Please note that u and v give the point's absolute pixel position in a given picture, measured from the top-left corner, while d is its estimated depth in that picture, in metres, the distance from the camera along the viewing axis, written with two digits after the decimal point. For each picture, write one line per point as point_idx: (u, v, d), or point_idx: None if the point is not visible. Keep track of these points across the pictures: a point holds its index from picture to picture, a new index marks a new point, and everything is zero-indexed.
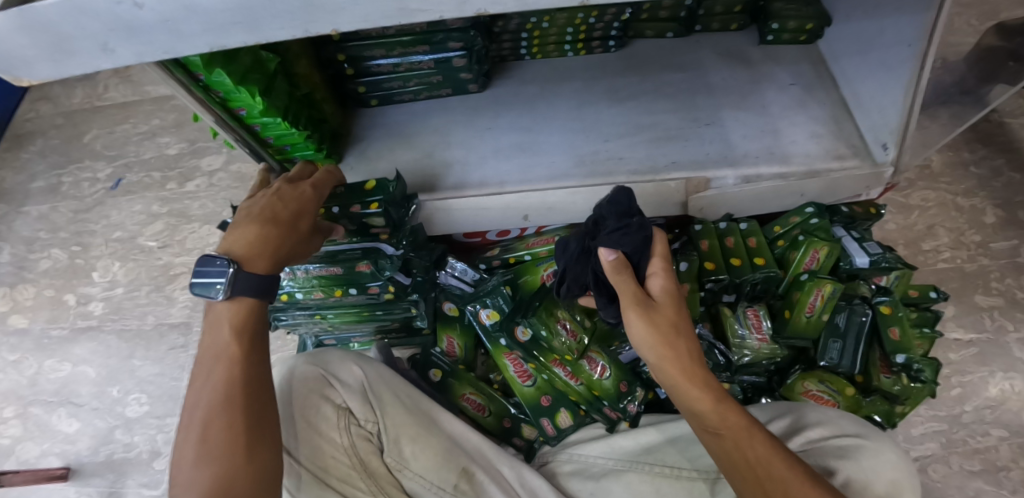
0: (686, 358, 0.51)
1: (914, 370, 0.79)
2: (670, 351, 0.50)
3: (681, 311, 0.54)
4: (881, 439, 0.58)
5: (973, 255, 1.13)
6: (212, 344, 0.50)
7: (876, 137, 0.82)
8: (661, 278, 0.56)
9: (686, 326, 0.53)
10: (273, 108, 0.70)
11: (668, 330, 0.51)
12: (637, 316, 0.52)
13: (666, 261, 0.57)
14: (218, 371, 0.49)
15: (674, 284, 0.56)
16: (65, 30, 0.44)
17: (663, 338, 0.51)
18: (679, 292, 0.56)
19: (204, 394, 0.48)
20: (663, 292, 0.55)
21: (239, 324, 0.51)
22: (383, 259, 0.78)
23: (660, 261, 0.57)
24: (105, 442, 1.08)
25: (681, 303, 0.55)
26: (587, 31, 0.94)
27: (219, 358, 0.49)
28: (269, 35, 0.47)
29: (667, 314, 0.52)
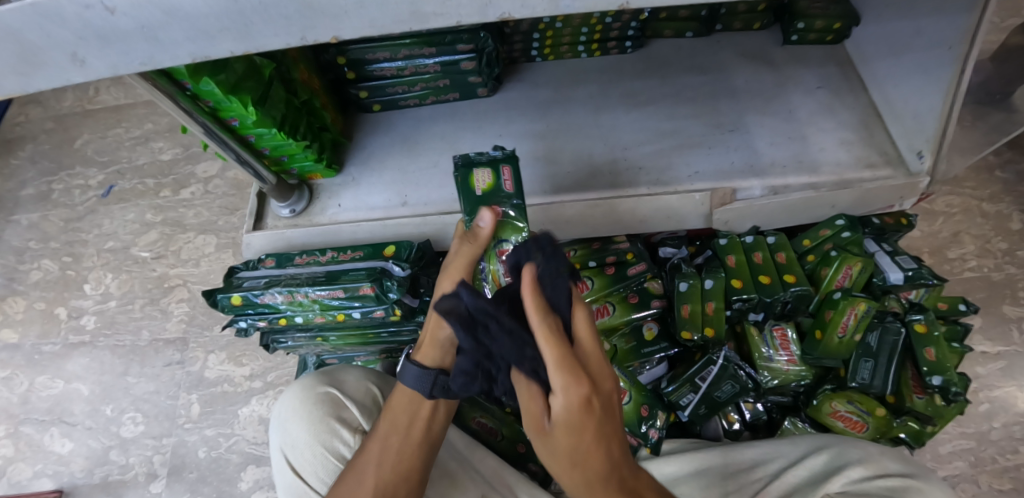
0: (587, 481, 0.43)
1: (951, 392, 0.74)
2: (565, 478, 0.43)
3: (589, 433, 0.41)
4: (930, 479, 0.55)
5: (1000, 263, 1.09)
6: (379, 429, 0.57)
7: (910, 145, 0.77)
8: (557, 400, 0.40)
9: (591, 449, 0.41)
10: (267, 118, 0.65)
11: (558, 457, 0.42)
12: (533, 438, 0.44)
13: (570, 374, 0.39)
14: (369, 444, 0.57)
15: (574, 407, 0.40)
16: (30, 38, 0.39)
17: (558, 467, 0.43)
18: (583, 411, 0.40)
19: (360, 474, 0.54)
20: (560, 419, 0.41)
21: (410, 419, 0.58)
22: (388, 280, 0.72)
23: (560, 378, 0.39)
24: (99, 463, 1.04)
25: (586, 422, 0.40)
26: (602, 31, 0.89)
27: (373, 433, 0.57)
28: (262, 42, 0.42)
29: (562, 445, 0.41)
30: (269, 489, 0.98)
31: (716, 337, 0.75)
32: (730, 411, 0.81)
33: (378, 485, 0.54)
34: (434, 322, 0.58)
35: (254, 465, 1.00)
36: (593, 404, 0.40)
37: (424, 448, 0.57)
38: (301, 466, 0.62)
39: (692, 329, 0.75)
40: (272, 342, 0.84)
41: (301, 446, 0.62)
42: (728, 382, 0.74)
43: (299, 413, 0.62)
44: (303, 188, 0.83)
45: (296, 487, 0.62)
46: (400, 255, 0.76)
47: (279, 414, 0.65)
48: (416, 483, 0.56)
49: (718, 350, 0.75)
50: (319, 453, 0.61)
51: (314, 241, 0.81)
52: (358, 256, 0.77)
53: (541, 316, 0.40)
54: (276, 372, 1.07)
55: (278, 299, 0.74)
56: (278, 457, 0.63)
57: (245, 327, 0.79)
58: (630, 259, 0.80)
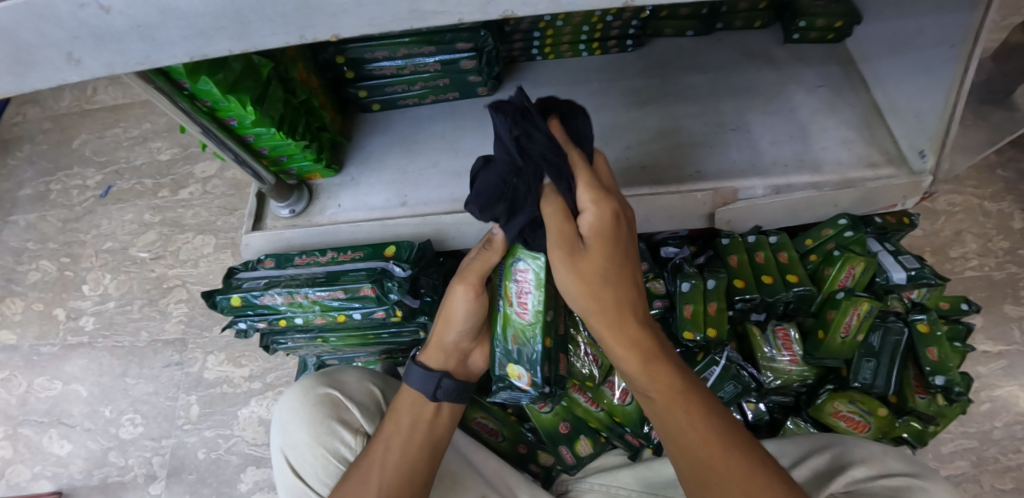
0: (613, 311, 0.49)
1: (953, 392, 0.75)
2: (589, 305, 0.48)
3: (617, 251, 0.48)
4: (934, 478, 0.54)
5: (1002, 262, 1.08)
6: (384, 430, 0.57)
7: (912, 144, 0.77)
8: (591, 211, 0.47)
9: (617, 273, 0.48)
10: (266, 117, 0.65)
11: (588, 279, 0.48)
12: (560, 258, 0.48)
13: (604, 191, 0.48)
14: (373, 446, 0.56)
15: (607, 216, 0.47)
16: (24, 38, 0.38)
17: (586, 289, 0.48)
18: (613, 223, 0.48)
19: (364, 476, 0.54)
20: (593, 225, 0.47)
21: (414, 419, 0.57)
22: (388, 281, 0.72)
23: (596, 197, 0.47)
24: (98, 465, 1.04)
25: (615, 241, 0.48)
26: (603, 30, 0.88)
27: (378, 435, 0.57)
28: (260, 41, 0.42)
29: (596, 260, 0.47)
30: (269, 490, 0.98)
31: (718, 338, 0.74)
32: (732, 412, 0.80)
33: (384, 486, 0.53)
34: (443, 326, 0.58)
35: (254, 466, 1.00)
36: (618, 222, 0.48)
37: (429, 450, 0.57)
38: (301, 467, 0.61)
39: (694, 329, 0.73)
40: (273, 343, 0.84)
41: (302, 448, 0.61)
42: (731, 383, 0.74)
43: (300, 414, 0.62)
44: (302, 189, 0.83)
45: (296, 489, 0.61)
46: (400, 255, 0.75)
47: (279, 416, 0.64)
48: (421, 485, 0.55)
49: (720, 350, 0.74)
50: (321, 455, 0.61)
51: (313, 241, 0.81)
52: (358, 257, 0.77)
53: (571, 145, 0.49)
54: (276, 373, 1.07)
55: (278, 300, 0.73)
56: (278, 458, 0.62)
57: (245, 328, 0.78)
58: None
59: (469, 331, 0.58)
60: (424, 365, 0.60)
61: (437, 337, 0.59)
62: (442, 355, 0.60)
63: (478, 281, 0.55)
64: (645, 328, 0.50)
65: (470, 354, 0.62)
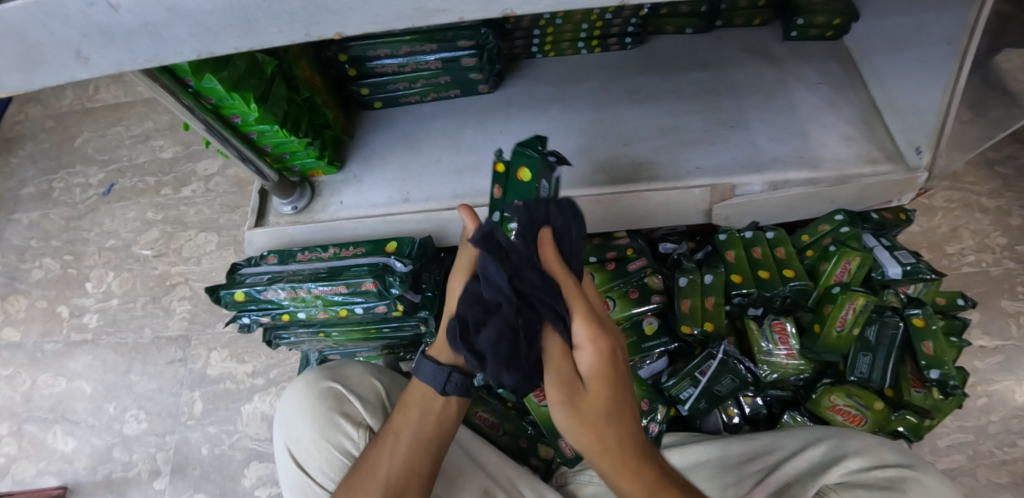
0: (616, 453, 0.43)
1: (949, 386, 0.76)
2: (589, 444, 0.43)
3: (619, 393, 0.44)
4: (928, 469, 0.55)
5: (999, 258, 1.09)
6: (393, 423, 0.58)
7: (910, 140, 0.78)
8: (587, 350, 0.44)
9: (618, 406, 0.44)
10: (269, 115, 0.65)
11: (589, 419, 0.43)
12: (559, 403, 0.44)
13: (595, 326, 0.45)
14: (381, 438, 0.57)
15: (604, 355, 0.44)
16: (34, 36, 0.39)
17: (584, 426, 0.43)
18: (613, 360, 0.45)
19: (373, 467, 0.55)
20: (592, 369, 0.44)
21: (423, 411, 0.57)
22: (390, 276, 0.73)
23: (592, 327, 0.45)
24: (103, 461, 1.05)
25: (613, 374, 0.44)
26: (603, 27, 0.89)
27: (387, 428, 0.58)
28: (265, 39, 0.43)
29: (594, 400, 0.43)
30: (273, 485, 0.99)
31: (716, 333, 0.76)
32: (730, 405, 0.81)
33: (393, 480, 0.54)
34: (447, 322, 0.58)
35: (257, 461, 1.01)
36: (617, 354, 0.45)
37: (437, 442, 0.57)
38: (305, 461, 0.62)
39: (692, 324, 0.75)
40: (275, 338, 0.85)
41: (306, 442, 0.62)
42: (729, 376, 0.75)
43: (304, 408, 0.63)
44: (305, 186, 0.83)
45: (300, 481, 0.62)
46: (402, 251, 0.76)
47: (283, 410, 0.65)
48: (428, 477, 0.56)
49: (717, 345, 0.76)
50: (324, 449, 0.62)
51: (316, 237, 0.82)
52: (359, 253, 0.77)
53: (558, 265, 0.47)
54: (278, 369, 1.08)
55: (280, 295, 0.74)
56: (282, 451, 0.63)
57: (248, 323, 0.79)
58: (630, 255, 0.80)
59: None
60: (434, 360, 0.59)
61: (446, 333, 0.58)
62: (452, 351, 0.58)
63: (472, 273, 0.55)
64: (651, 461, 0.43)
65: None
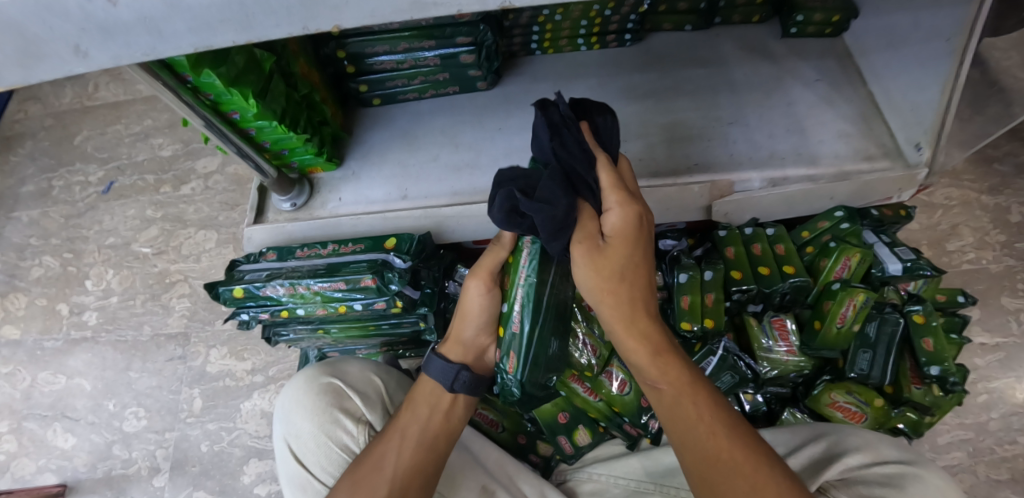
0: (625, 306, 0.53)
1: (949, 382, 0.76)
2: (606, 296, 0.53)
3: (634, 250, 0.53)
4: (928, 465, 0.55)
5: (998, 256, 1.09)
6: (399, 420, 0.58)
7: (909, 136, 0.78)
8: (614, 212, 0.53)
9: (631, 264, 0.53)
10: (268, 111, 0.65)
11: (605, 273, 0.53)
12: (580, 253, 0.54)
13: (622, 195, 0.54)
14: (386, 437, 0.57)
15: (628, 216, 0.53)
16: (32, 30, 0.39)
17: (601, 278, 0.53)
18: (636, 230, 0.54)
19: (377, 464, 0.54)
20: (614, 228, 0.53)
21: (431, 409, 0.59)
22: (389, 272, 0.73)
23: (616, 196, 0.54)
24: (103, 458, 1.05)
25: (633, 242, 0.53)
26: (601, 24, 0.89)
27: (392, 426, 0.58)
28: (263, 34, 0.43)
29: (612, 258, 0.53)
30: (272, 482, 0.99)
31: (716, 329, 0.75)
32: (730, 403, 0.82)
33: (398, 474, 0.54)
34: (460, 322, 0.63)
35: (257, 458, 1.01)
36: (642, 220, 0.54)
37: (444, 440, 0.58)
38: (305, 456, 0.62)
39: (691, 320, 0.75)
40: (274, 335, 0.85)
41: (304, 436, 0.62)
42: (728, 373, 0.75)
43: (304, 403, 0.63)
44: (304, 183, 0.83)
45: (299, 476, 0.62)
46: (401, 247, 0.76)
47: (282, 406, 0.65)
48: (434, 473, 0.56)
49: (717, 341, 0.75)
50: (323, 443, 0.62)
51: (314, 234, 0.82)
52: (358, 249, 0.77)
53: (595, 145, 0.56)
54: (277, 366, 1.08)
55: (279, 291, 0.74)
56: (281, 445, 0.63)
57: (247, 320, 0.79)
58: None
59: (486, 325, 0.63)
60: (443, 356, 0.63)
61: (458, 331, 0.63)
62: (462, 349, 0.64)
63: (490, 278, 0.62)
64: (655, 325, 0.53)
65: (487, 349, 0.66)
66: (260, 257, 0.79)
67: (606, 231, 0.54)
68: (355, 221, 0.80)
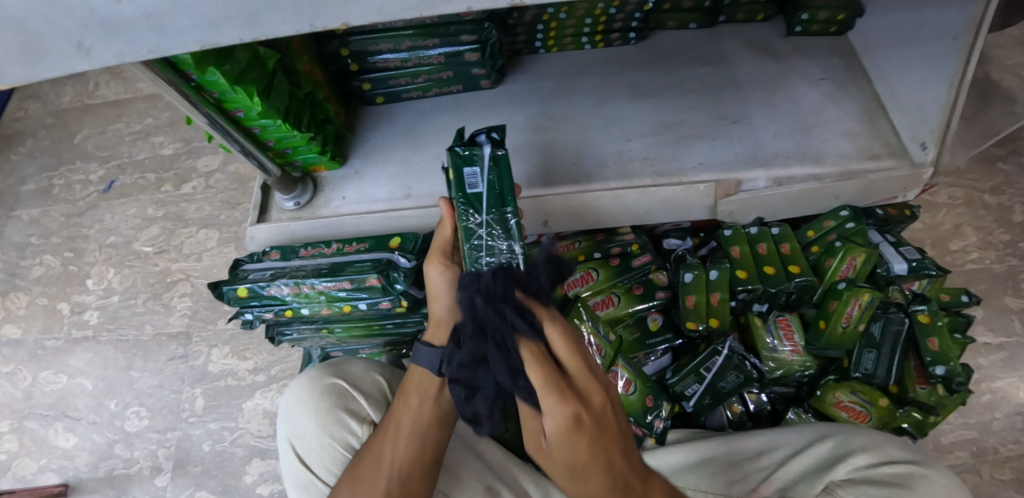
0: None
1: (954, 382, 0.76)
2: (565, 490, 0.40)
3: (592, 454, 0.38)
4: (935, 466, 0.55)
5: (1002, 255, 1.09)
6: (394, 411, 0.58)
7: (914, 135, 0.77)
8: (550, 421, 0.37)
9: (594, 468, 0.38)
10: (272, 109, 0.65)
11: (562, 476, 0.39)
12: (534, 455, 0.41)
13: (554, 397, 0.37)
14: (383, 429, 0.57)
15: (568, 431, 0.37)
16: (35, 28, 0.39)
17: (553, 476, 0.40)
18: (580, 431, 0.37)
19: (376, 459, 0.55)
20: (554, 441, 0.38)
21: (423, 398, 0.57)
22: (394, 272, 0.73)
23: (546, 399, 0.37)
24: (104, 457, 1.04)
25: (583, 441, 0.37)
26: (606, 22, 0.88)
27: (389, 417, 0.58)
28: (269, 31, 0.42)
29: (560, 461, 0.38)
30: (274, 481, 0.99)
31: (721, 328, 0.76)
32: (734, 403, 0.80)
33: (395, 467, 0.54)
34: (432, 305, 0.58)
35: (259, 458, 1.01)
36: (585, 419, 0.37)
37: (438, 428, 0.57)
38: (309, 457, 0.62)
39: (697, 320, 0.75)
40: (278, 334, 0.85)
41: (308, 436, 0.62)
42: (733, 373, 0.74)
43: (307, 402, 0.63)
44: (307, 181, 0.83)
45: (303, 476, 0.62)
46: (406, 246, 0.76)
47: (286, 406, 0.65)
48: (431, 465, 0.56)
49: (723, 341, 0.75)
50: (327, 443, 0.62)
51: (318, 233, 0.81)
52: (363, 249, 0.77)
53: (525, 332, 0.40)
54: (279, 366, 1.07)
55: (284, 290, 0.74)
56: (285, 445, 0.63)
57: (250, 319, 0.79)
58: (634, 251, 0.80)
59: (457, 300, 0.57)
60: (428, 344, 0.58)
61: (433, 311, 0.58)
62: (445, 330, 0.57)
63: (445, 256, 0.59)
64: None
65: None
66: (265, 256, 0.78)
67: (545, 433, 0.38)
68: (359, 220, 0.80)
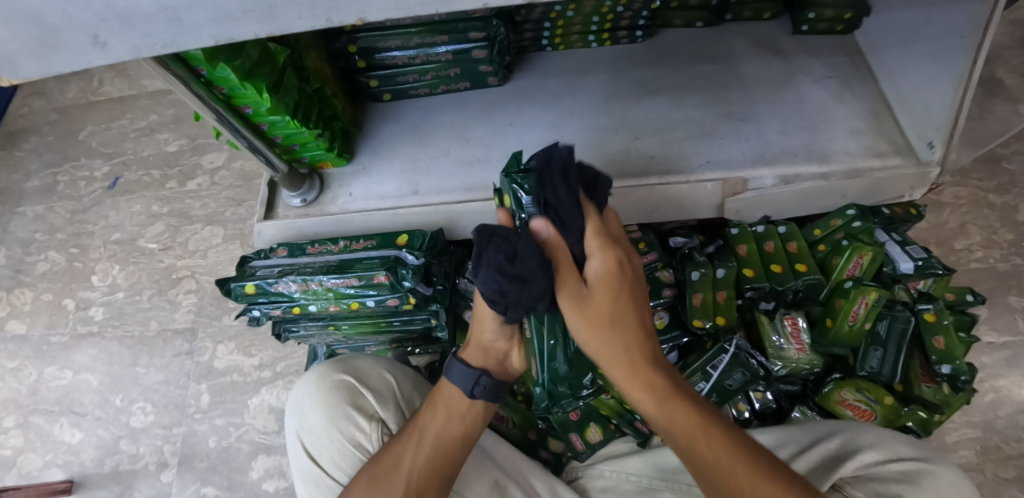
0: (622, 352, 0.49)
1: (959, 380, 0.77)
2: (597, 346, 0.50)
3: (618, 295, 0.50)
4: (942, 462, 0.55)
5: (1006, 255, 1.09)
6: (419, 418, 0.58)
7: (920, 134, 0.77)
8: (596, 258, 0.50)
9: (620, 310, 0.50)
10: (281, 105, 0.65)
11: (595, 321, 0.49)
12: (568, 306, 0.50)
13: (601, 240, 0.50)
14: (406, 434, 0.57)
15: (609, 262, 0.50)
16: (51, 22, 0.39)
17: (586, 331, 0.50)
18: (618, 269, 0.50)
19: (395, 463, 0.55)
20: (596, 276, 0.50)
21: (449, 414, 0.57)
22: (402, 268, 0.73)
23: (596, 241, 0.50)
24: (110, 453, 1.05)
25: (616, 283, 0.50)
26: (613, 20, 0.88)
27: (413, 424, 0.58)
28: (285, 24, 0.42)
29: (600, 305, 0.49)
30: (280, 477, 0.99)
31: (727, 326, 0.76)
32: (739, 401, 0.82)
33: (413, 472, 0.54)
34: (477, 328, 0.59)
35: (264, 454, 1.01)
36: (624, 266, 0.51)
37: (460, 445, 0.57)
38: (318, 453, 0.62)
39: (703, 317, 0.75)
40: (284, 331, 0.85)
41: (317, 432, 0.62)
42: (739, 370, 0.75)
43: (317, 399, 0.63)
44: (314, 178, 0.83)
45: (312, 473, 0.62)
46: (413, 243, 0.76)
47: (295, 403, 0.65)
48: (450, 476, 0.56)
49: (729, 338, 0.75)
50: (336, 440, 0.62)
51: (326, 230, 0.82)
52: (370, 245, 0.77)
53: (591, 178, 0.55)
54: (285, 362, 1.08)
55: (291, 287, 0.74)
56: (294, 442, 0.63)
57: (258, 315, 0.79)
58: (642, 248, 0.78)
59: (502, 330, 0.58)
60: (464, 362, 0.60)
61: (475, 336, 0.59)
62: (481, 355, 0.60)
63: None
64: (655, 364, 0.50)
65: (507, 354, 0.62)
66: (271, 253, 0.79)
67: (587, 279, 0.50)
68: (366, 218, 0.80)
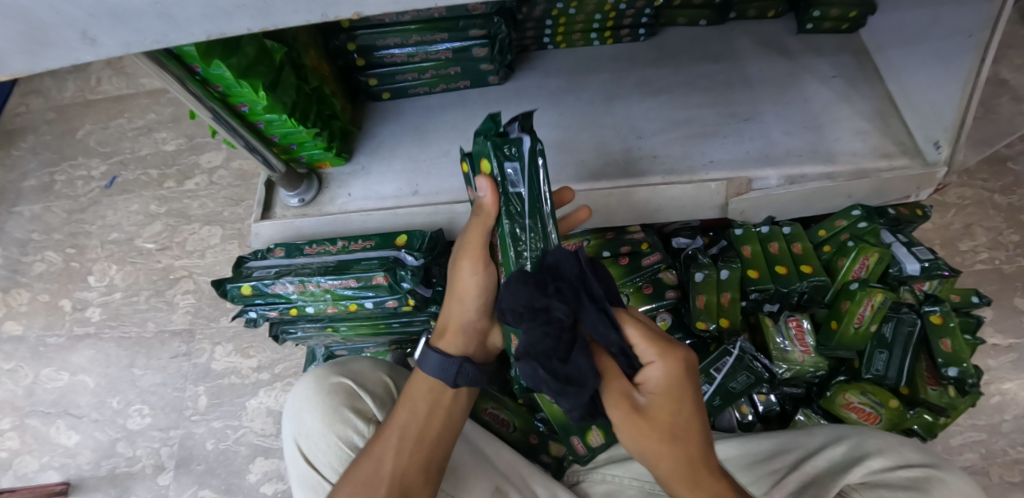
0: (683, 462, 0.45)
1: (967, 383, 0.74)
2: (663, 461, 0.45)
3: (682, 402, 0.45)
4: (952, 468, 0.54)
5: (1012, 256, 1.08)
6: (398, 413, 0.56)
7: (927, 134, 0.76)
8: (656, 368, 0.45)
9: (684, 421, 0.45)
10: (279, 104, 0.64)
11: (654, 433, 0.44)
12: (620, 418, 0.46)
13: (658, 347, 0.46)
14: (386, 432, 0.55)
15: (672, 372, 0.45)
16: (39, 16, 0.37)
17: (653, 451, 0.45)
18: (682, 377, 0.45)
19: (378, 464, 0.53)
20: (655, 385, 0.45)
21: (430, 407, 0.56)
22: (401, 270, 0.72)
23: (652, 349, 0.46)
24: (107, 455, 1.04)
25: (679, 393, 0.45)
26: (616, 18, 0.87)
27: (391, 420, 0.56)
28: (281, 20, 0.41)
29: (661, 414, 0.45)
30: (279, 481, 0.98)
31: (731, 328, 0.76)
32: (743, 403, 0.79)
33: (397, 471, 0.53)
34: (457, 306, 0.56)
35: (263, 457, 1.00)
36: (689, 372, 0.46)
37: (445, 436, 0.57)
38: (315, 457, 0.61)
39: (707, 320, 0.75)
40: (282, 333, 0.84)
41: (314, 436, 0.61)
42: (744, 373, 0.74)
43: (314, 402, 0.62)
44: (312, 178, 0.82)
45: (308, 478, 0.61)
46: (413, 244, 0.75)
47: (292, 406, 0.64)
48: (435, 470, 0.55)
49: (733, 341, 0.75)
50: (334, 443, 0.60)
51: (324, 230, 0.80)
52: (369, 246, 0.76)
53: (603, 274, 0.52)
54: (284, 363, 1.07)
55: (289, 288, 0.73)
56: (291, 446, 0.62)
57: (255, 317, 0.78)
58: (644, 249, 0.78)
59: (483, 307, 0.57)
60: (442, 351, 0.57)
61: (456, 318, 0.56)
62: (463, 339, 0.57)
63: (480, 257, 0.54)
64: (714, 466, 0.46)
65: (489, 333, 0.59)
66: (268, 253, 0.78)
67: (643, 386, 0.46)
68: (364, 219, 0.79)
